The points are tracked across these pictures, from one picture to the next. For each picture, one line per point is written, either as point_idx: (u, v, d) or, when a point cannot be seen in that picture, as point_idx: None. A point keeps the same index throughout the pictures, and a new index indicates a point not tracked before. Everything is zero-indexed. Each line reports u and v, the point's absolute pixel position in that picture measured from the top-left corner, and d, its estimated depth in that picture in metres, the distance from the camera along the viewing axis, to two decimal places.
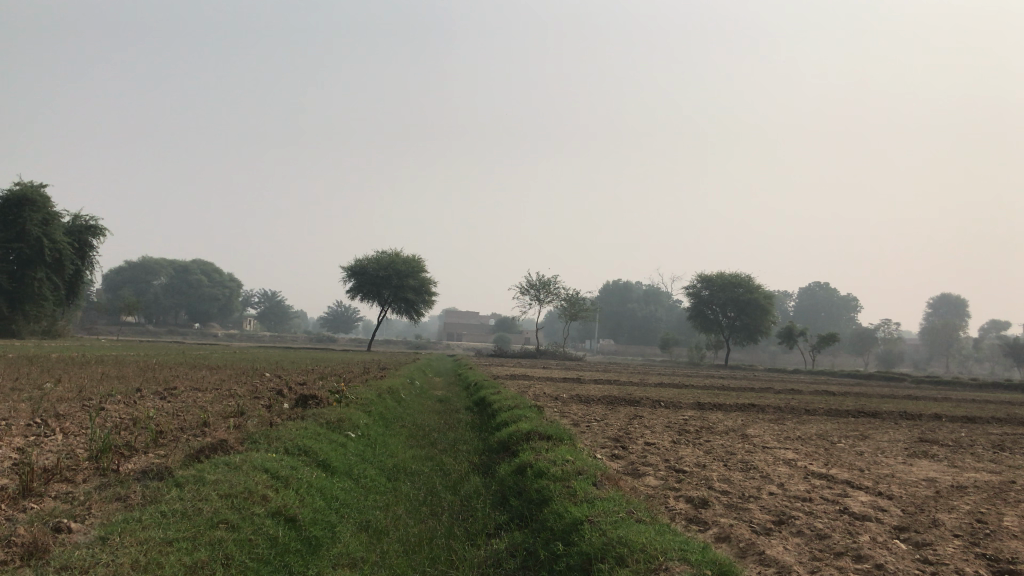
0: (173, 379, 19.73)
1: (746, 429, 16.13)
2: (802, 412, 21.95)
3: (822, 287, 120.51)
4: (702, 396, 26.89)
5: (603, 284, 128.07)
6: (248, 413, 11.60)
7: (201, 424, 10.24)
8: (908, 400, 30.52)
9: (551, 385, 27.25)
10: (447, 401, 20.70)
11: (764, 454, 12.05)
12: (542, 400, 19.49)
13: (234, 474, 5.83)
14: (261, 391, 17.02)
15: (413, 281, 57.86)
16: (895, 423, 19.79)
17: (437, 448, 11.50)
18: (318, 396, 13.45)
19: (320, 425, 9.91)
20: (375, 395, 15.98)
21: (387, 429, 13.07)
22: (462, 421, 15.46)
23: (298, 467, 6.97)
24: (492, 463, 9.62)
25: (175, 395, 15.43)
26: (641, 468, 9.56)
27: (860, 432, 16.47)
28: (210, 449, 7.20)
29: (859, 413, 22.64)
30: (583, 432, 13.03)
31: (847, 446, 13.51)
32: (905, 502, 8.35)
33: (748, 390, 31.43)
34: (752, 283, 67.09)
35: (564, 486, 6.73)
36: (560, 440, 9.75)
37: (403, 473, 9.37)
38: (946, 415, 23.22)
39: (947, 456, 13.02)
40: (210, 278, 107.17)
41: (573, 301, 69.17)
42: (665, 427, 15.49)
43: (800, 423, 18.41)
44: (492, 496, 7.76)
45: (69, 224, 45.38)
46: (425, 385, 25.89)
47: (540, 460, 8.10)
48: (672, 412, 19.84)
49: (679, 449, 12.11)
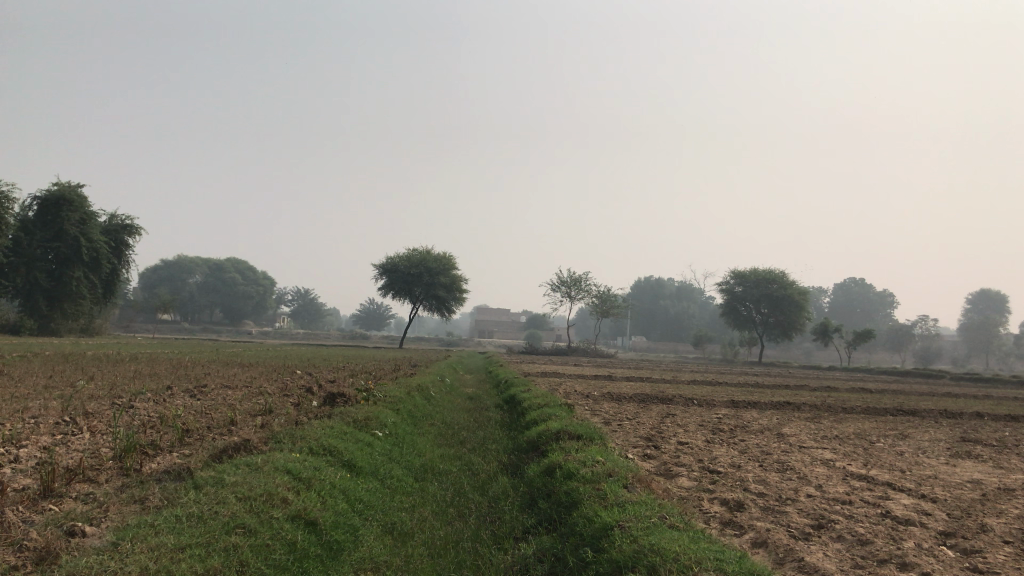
0: (204, 377, 19.80)
1: (782, 428, 15.77)
2: (839, 411, 21.50)
3: (857, 282, 118.64)
4: (736, 394, 26.49)
5: (636, 281, 127.35)
6: (276, 412, 11.49)
7: (228, 423, 10.15)
8: (948, 398, 29.87)
9: (582, 383, 26.97)
10: (477, 398, 20.53)
11: (801, 454, 11.72)
12: (573, 399, 19.26)
13: (255, 476, 5.69)
14: (290, 389, 16.94)
15: (443, 278, 57.81)
16: (935, 422, 19.29)
17: (465, 447, 11.34)
18: (346, 394, 13.33)
19: (346, 424, 9.78)
20: (404, 394, 15.85)
21: (415, 428, 12.91)
22: (491, 420, 15.27)
23: (321, 467, 6.83)
24: (521, 463, 9.43)
25: (206, 392, 15.42)
26: (674, 469, 9.31)
27: (899, 431, 16.05)
28: (233, 450, 7.08)
29: (898, 412, 22.09)
30: (614, 431, 12.78)
31: (887, 447, 13.12)
32: (950, 505, 8.03)
33: (783, 388, 30.91)
34: (786, 279, 66.13)
35: (593, 488, 6.51)
36: (590, 440, 9.52)
37: (430, 474, 9.20)
38: (988, 413, 22.62)
39: (991, 457, 12.59)
40: (243, 276, 108.07)
41: (605, 298, 68.72)
42: (698, 427, 15.17)
43: (838, 422, 17.99)
44: (520, 497, 7.56)
45: (106, 224, 45.89)
46: (455, 382, 25.78)
47: (569, 461, 7.87)
48: (705, 410, 19.51)
49: (712, 449, 11.82)
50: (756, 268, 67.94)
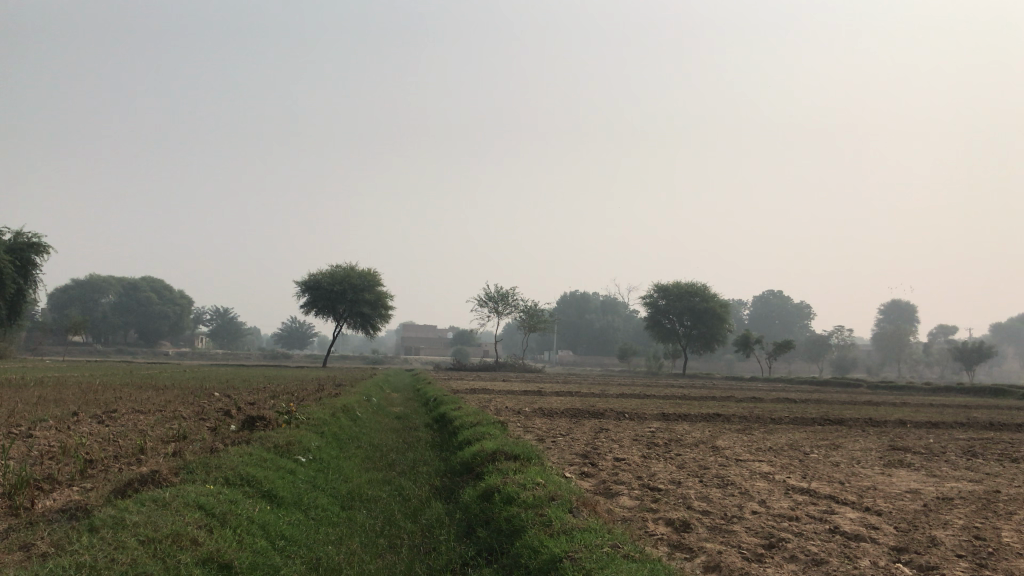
0: (115, 401, 18.58)
1: (716, 441, 15.62)
2: (768, 422, 21.62)
3: (775, 294, 121.55)
4: (665, 406, 26.47)
5: (560, 296, 127.80)
6: (191, 437, 10.77)
7: (137, 451, 9.38)
8: (868, 406, 30.44)
9: (512, 399, 26.56)
10: (404, 418, 19.78)
11: (739, 468, 11.54)
12: (504, 415, 18.81)
13: (160, 512, 5.08)
14: (208, 412, 16.05)
15: (369, 295, 56.78)
16: (861, 430, 19.47)
17: (394, 470, 10.76)
18: (266, 417, 12.64)
19: (267, 450, 9.15)
20: (328, 415, 15.14)
21: (341, 451, 12.30)
22: (421, 439, 14.71)
23: (238, 500, 6.22)
24: (456, 487, 8.94)
25: (115, 418, 14.41)
26: (615, 489, 8.94)
27: (829, 441, 16.09)
28: (139, 483, 6.41)
29: (825, 421, 22.30)
30: (548, 449, 12.39)
31: (821, 457, 13.08)
32: (896, 518, 7.87)
33: (710, 400, 31.15)
34: (707, 292, 67.04)
35: (536, 513, 6.09)
36: (527, 460, 9.08)
37: (358, 500, 8.65)
38: (910, 420, 23.01)
39: (923, 465, 12.63)
40: (160, 295, 104.46)
41: (532, 312, 68.48)
42: (633, 441, 14.88)
43: (768, 433, 17.98)
44: (457, 525, 7.09)
45: (11, 242, 43.52)
46: (381, 401, 25.08)
47: (508, 484, 7.43)
48: (638, 424, 19.21)
49: (649, 464, 11.53)
50: (678, 281, 68.56)
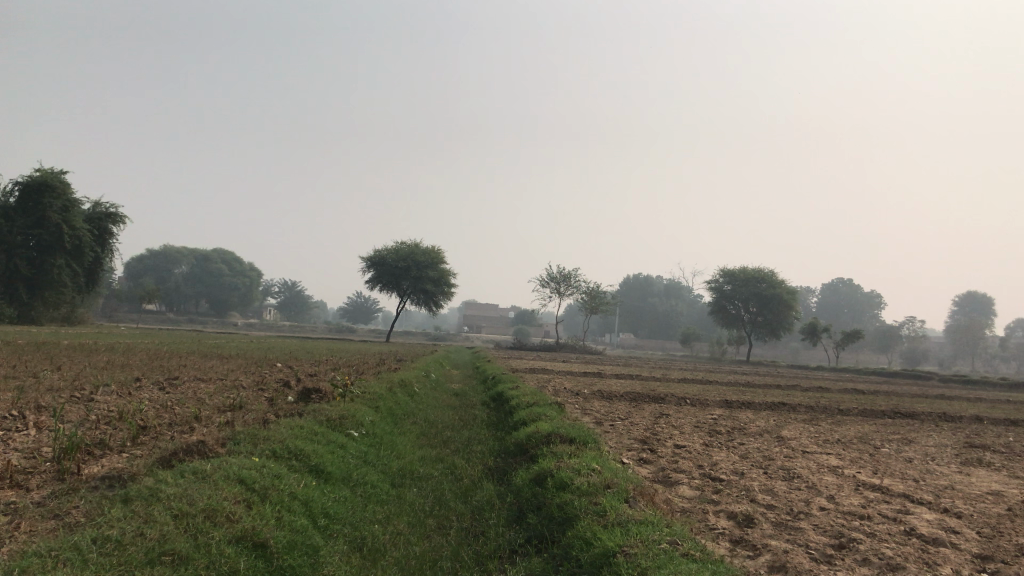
0: (180, 369, 18.85)
1: (781, 430, 15.05)
2: (835, 412, 20.89)
3: (845, 283, 118.11)
4: (728, 393, 25.90)
5: (624, 279, 126.73)
6: (248, 407, 10.72)
7: (192, 419, 9.37)
8: (940, 400, 29.31)
9: (572, 380, 26.23)
10: (462, 395, 19.64)
11: (806, 460, 11.03)
12: (562, 396, 18.52)
13: (197, 485, 4.90)
14: (268, 383, 16.16)
15: (432, 272, 56.89)
16: (935, 425, 18.63)
17: (448, 448, 10.55)
18: (322, 389, 12.55)
19: (319, 424, 8.99)
20: (384, 390, 15.06)
21: (396, 427, 12.15)
22: (477, 418, 14.50)
23: (283, 475, 6.03)
24: (509, 469, 8.66)
25: (176, 386, 14.59)
26: (674, 477, 8.57)
27: (901, 436, 15.36)
28: (184, 453, 6.26)
29: (894, 414, 21.43)
30: (607, 433, 12.03)
31: (892, 452, 12.45)
32: (978, 522, 7.32)
33: (774, 388, 30.38)
34: (775, 278, 65.48)
35: (591, 501, 5.76)
36: (584, 444, 8.74)
37: (409, 478, 8.44)
38: (986, 417, 22.01)
39: (1003, 466, 11.89)
40: (230, 267, 106.75)
41: (594, 294, 67.86)
42: (694, 428, 14.43)
43: (836, 424, 17.32)
44: (507, 509, 6.81)
45: (89, 211, 44.72)
46: (440, 378, 25.06)
47: (562, 468, 7.11)
48: (699, 410, 18.72)
49: (711, 452, 11.10)
50: (745, 267, 67.11)
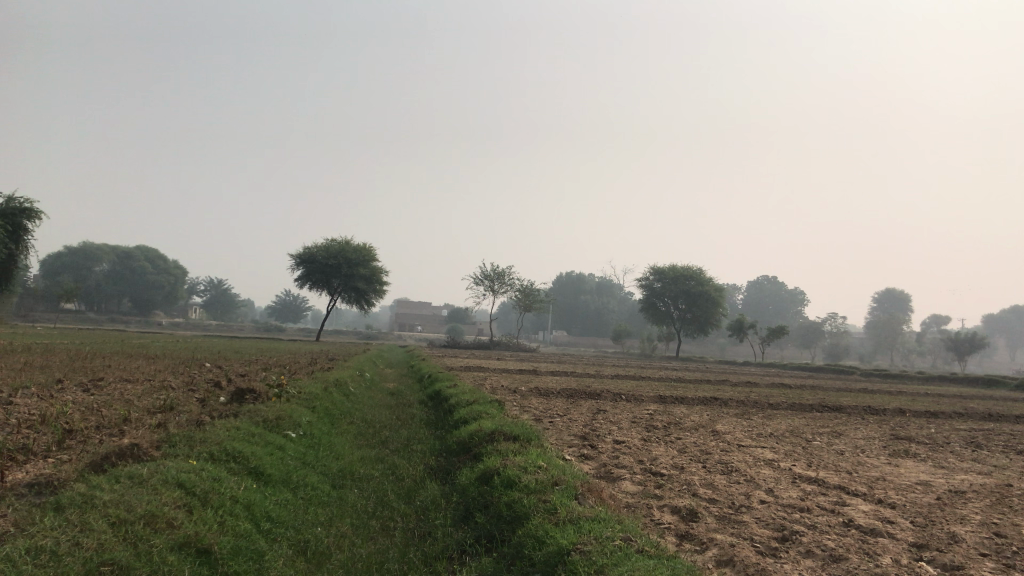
0: (104, 370, 18.19)
1: (715, 424, 15.30)
2: (766, 406, 21.34)
3: (770, 280, 121.06)
4: (661, 388, 26.22)
5: (557, 276, 127.52)
6: (179, 408, 10.40)
7: (120, 421, 9.02)
8: (863, 393, 30.26)
9: (508, 377, 26.20)
10: (398, 394, 19.43)
11: (742, 454, 11.22)
12: (499, 393, 18.48)
13: (135, 491, 4.68)
14: (198, 383, 15.71)
15: (364, 270, 56.27)
16: (861, 418, 19.17)
17: (388, 447, 10.41)
18: (256, 389, 12.25)
19: (255, 425, 8.75)
20: (320, 389, 14.79)
21: (334, 427, 11.94)
22: (415, 417, 14.36)
23: (222, 478, 5.83)
24: (452, 468, 8.57)
25: (101, 387, 14.05)
26: (616, 472, 8.60)
27: (831, 428, 15.75)
28: (117, 456, 6.00)
29: (822, 408, 21.98)
30: (547, 429, 12.03)
31: (824, 445, 12.76)
32: (911, 512, 7.52)
33: (705, 383, 30.89)
34: (703, 276, 66.65)
35: (540, 499, 5.73)
36: (527, 441, 8.70)
37: (350, 479, 8.28)
38: (908, 409, 22.75)
39: (929, 456, 12.28)
40: (154, 265, 103.79)
41: (527, 292, 68.05)
42: (631, 423, 14.55)
43: (767, 418, 17.69)
44: (452, 509, 6.73)
45: (3, 206, 42.87)
46: (374, 376, 24.77)
47: (508, 466, 7.06)
48: (634, 405, 18.89)
49: (650, 448, 11.20)
50: (675, 264, 68.16)
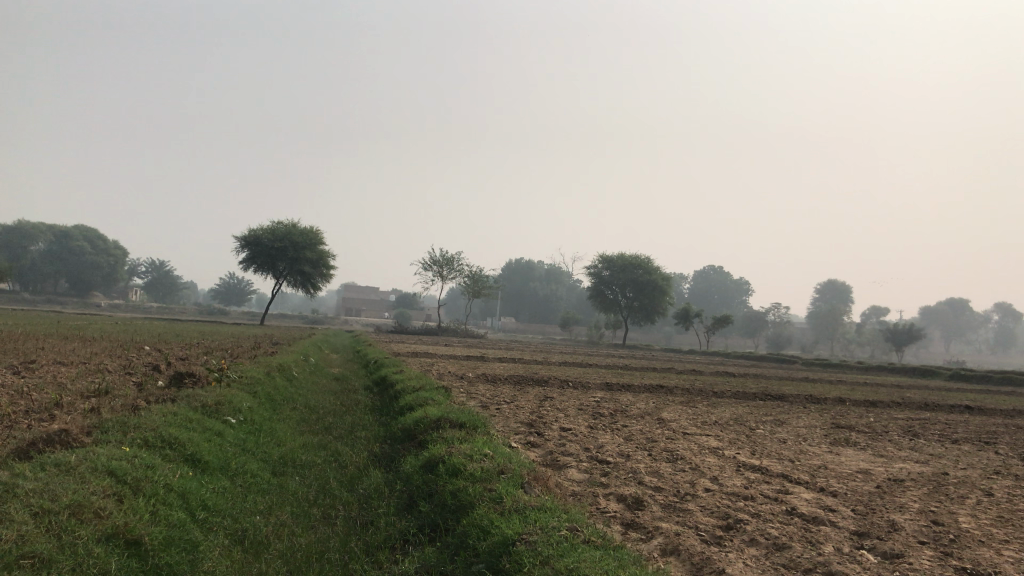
0: (37, 352, 17.56)
1: (661, 412, 15.39)
2: (711, 395, 21.56)
3: (716, 270, 122.74)
4: (608, 376, 26.31)
5: (505, 263, 127.53)
6: (114, 392, 10.06)
7: (51, 406, 8.68)
8: (804, 382, 30.84)
9: (455, 364, 26.03)
10: (343, 380, 19.18)
11: (687, 442, 11.27)
12: (446, 380, 18.33)
13: (60, 479, 4.45)
14: (136, 367, 15.23)
15: (310, 253, 55.51)
16: (804, 407, 19.47)
17: (331, 434, 10.22)
18: (196, 374, 11.93)
19: (193, 410, 8.49)
20: (263, 374, 14.47)
21: (275, 413, 11.68)
22: (360, 403, 14.15)
23: (156, 466, 5.61)
24: (396, 455, 8.45)
25: (33, 370, 13.53)
26: (562, 460, 8.56)
27: (774, 417, 15.96)
28: (43, 443, 5.73)
29: (765, 396, 22.29)
30: (493, 416, 11.93)
31: (767, 433, 12.90)
32: (851, 500, 7.62)
33: (652, 371, 31.17)
34: (651, 265, 67.22)
35: (485, 488, 5.63)
36: (473, 429, 8.60)
37: (291, 467, 8.09)
38: (849, 398, 23.17)
39: (869, 445, 12.49)
40: (93, 245, 101.12)
41: (476, 278, 67.83)
42: (578, 411, 14.53)
43: (712, 407, 17.84)
44: (396, 498, 6.60)
45: None
46: (320, 361, 24.41)
47: (454, 454, 6.95)
48: (581, 393, 18.91)
49: (597, 435, 11.18)
50: (623, 253, 68.57)
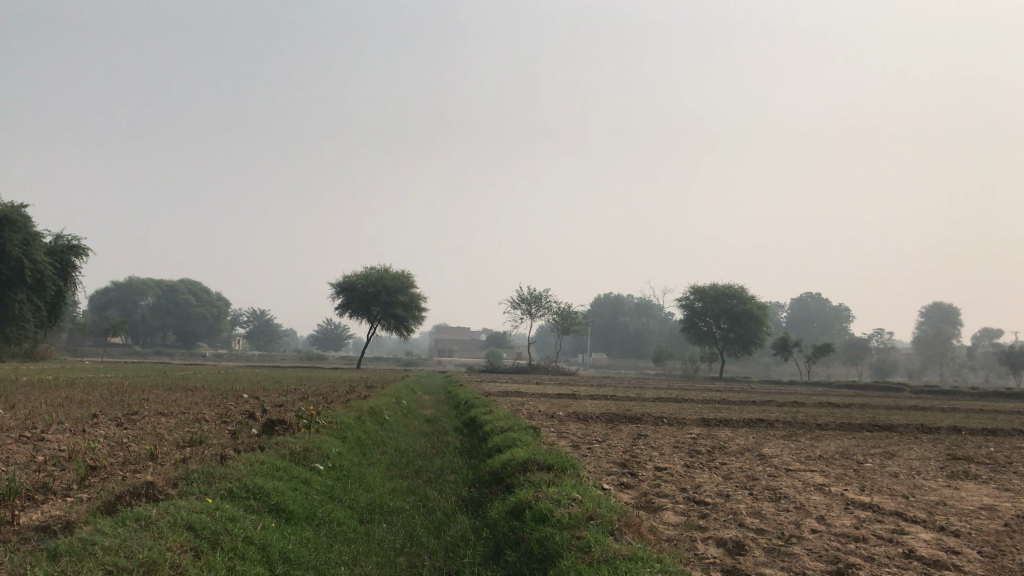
0: (142, 404, 18.01)
1: (762, 448, 14.74)
2: (815, 427, 20.59)
3: (813, 297, 119.23)
4: (704, 411, 25.51)
5: (595, 299, 126.86)
6: (208, 442, 10.17)
7: (146, 457, 8.79)
8: (914, 410, 29.30)
9: (547, 402, 25.67)
10: (434, 422, 19.13)
11: (791, 479, 10.69)
12: (537, 419, 18.03)
13: (139, 535, 4.42)
14: (232, 415, 15.47)
15: (402, 297, 56.26)
16: (915, 437, 18.36)
17: (420, 478, 10.09)
18: (286, 420, 12.00)
19: (281, 458, 8.49)
20: (354, 419, 14.50)
21: (365, 458, 11.63)
22: (450, 445, 14.01)
23: (238, 517, 5.55)
24: (484, 499, 8.22)
25: (134, 420, 13.89)
26: (657, 502, 8.19)
27: (883, 449, 15.08)
28: (130, 496, 5.75)
29: (873, 427, 21.18)
30: (585, 457, 11.60)
31: (877, 467, 12.16)
32: (976, 540, 6.99)
33: (750, 404, 30.17)
34: (745, 294, 65.69)
35: (572, 536, 5.35)
36: (562, 471, 8.31)
37: (378, 513, 7.96)
38: (964, 427, 21.80)
39: (992, 478, 11.60)
40: (197, 298, 105.20)
41: (566, 314, 67.49)
42: (673, 448, 14.03)
43: (816, 440, 17.00)
44: (483, 545, 6.38)
45: (51, 244, 43.63)
46: (412, 404, 24.40)
47: (541, 499, 6.68)
48: (677, 429, 18.33)
49: (693, 474, 10.72)
50: (715, 283, 67.27)
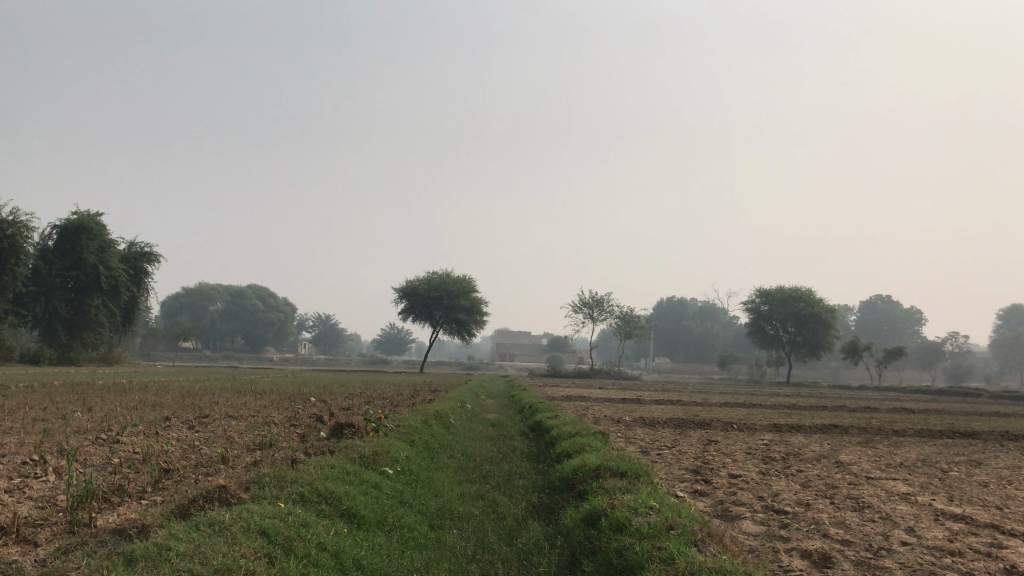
0: (212, 407, 18.27)
1: (838, 455, 14.22)
2: (891, 434, 19.88)
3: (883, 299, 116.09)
4: (774, 416, 24.89)
5: (658, 302, 125.64)
6: (278, 445, 10.20)
7: (218, 460, 8.84)
8: (994, 417, 28.14)
9: (612, 407, 25.32)
10: (499, 426, 19.00)
11: (873, 487, 10.26)
12: (603, 424, 17.77)
13: (213, 541, 4.37)
14: (300, 418, 15.55)
15: (465, 301, 56.41)
16: (999, 445, 17.55)
17: (488, 483, 9.96)
18: (355, 424, 11.99)
19: (351, 462, 8.43)
20: (420, 423, 14.46)
21: (432, 461, 11.55)
22: (517, 450, 13.85)
23: (310, 523, 5.46)
24: (555, 507, 8.03)
25: (206, 424, 14.04)
26: (735, 510, 7.90)
27: (968, 457, 14.40)
28: (203, 500, 5.72)
29: (953, 434, 20.32)
30: (656, 463, 11.33)
31: (963, 476, 11.59)
32: None
33: (821, 409, 29.33)
34: (813, 297, 64.12)
35: (654, 547, 5.13)
36: (636, 478, 8.08)
37: (448, 518, 7.85)
38: None
39: None
40: (265, 303, 107.39)
41: (628, 318, 66.90)
42: (746, 455, 13.62)
43: (895, 447, 16.35)
44: (558, 554, 6.18)
45: (125, 252, 44.98)
46: (476, 408, 24.32)
47: (617, 507, 6.48)
48: (748, 435, 17.87)
49: (770, 482, 10.35)
50: (782, 286, 65.90)
